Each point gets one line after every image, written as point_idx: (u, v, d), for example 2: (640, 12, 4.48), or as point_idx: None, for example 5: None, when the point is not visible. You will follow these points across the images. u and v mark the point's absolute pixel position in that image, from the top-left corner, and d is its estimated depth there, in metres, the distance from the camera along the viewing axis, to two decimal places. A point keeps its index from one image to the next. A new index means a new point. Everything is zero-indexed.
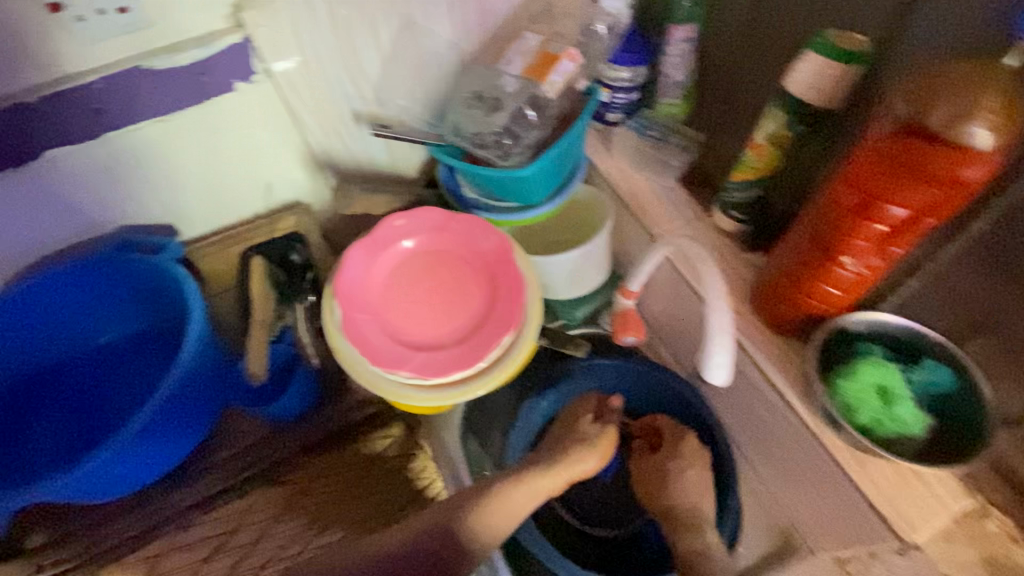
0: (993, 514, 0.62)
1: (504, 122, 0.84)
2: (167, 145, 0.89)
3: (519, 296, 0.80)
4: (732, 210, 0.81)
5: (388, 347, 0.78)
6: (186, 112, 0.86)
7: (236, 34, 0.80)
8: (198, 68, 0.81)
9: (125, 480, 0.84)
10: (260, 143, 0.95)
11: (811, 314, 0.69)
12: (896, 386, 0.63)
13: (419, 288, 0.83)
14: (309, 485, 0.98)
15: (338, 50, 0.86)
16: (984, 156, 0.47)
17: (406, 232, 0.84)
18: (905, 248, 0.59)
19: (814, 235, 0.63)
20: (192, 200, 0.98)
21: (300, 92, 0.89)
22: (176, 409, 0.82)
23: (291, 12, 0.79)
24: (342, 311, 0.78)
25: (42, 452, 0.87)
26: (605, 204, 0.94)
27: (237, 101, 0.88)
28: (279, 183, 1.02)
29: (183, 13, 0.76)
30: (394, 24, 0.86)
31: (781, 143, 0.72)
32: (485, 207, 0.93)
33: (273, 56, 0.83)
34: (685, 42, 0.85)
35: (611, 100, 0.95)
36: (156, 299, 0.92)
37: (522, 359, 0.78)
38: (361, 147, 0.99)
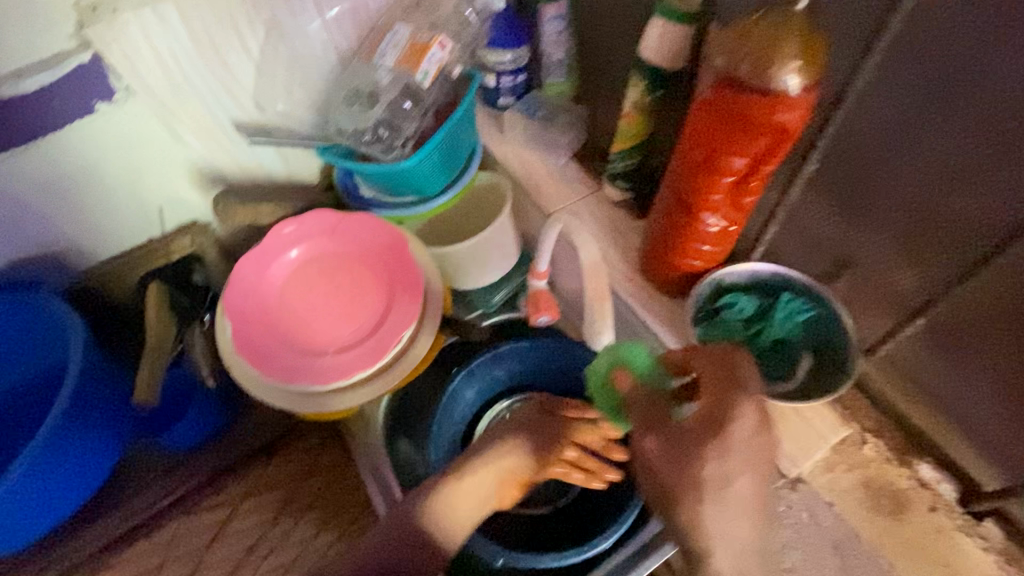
0: (868, 440, 0.66)
1: (381, 115, 0.84)
2: (33, 181, 0.82)
3: (414, 289, 0.78)
4: (618, 180, 0.82)
5: (281, 355, 0.76)
6: (46, 142, 0.79)
7: (86, 51, 0.73)
8: (51, 92, 0.74)
9: (26, 530, 0.82)
10: (140, 166, 0.89)
11: (688, 273, 0.71)
12: (730, 314, 0.69)
13: (316, 294, 0.81)
14: (240, 504, 1.00)
15: (204, 60, 0.79)
16: (795, 102, 0.50)
17: (298, 239, 0.83)
18: (754, 197, 0.61)
19: (675, 194, 0.64)
20: (74, 231, 0.91)
21: (172, 109, 0.83)
22: (71, 451, 0.80)
23: (141, 25, 0.72)
24: (232, 323, 0.77)
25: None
26: (504, 186, 0.94)
27: (104, 125, 0.82)
28: (171, 205, 0.97)
29: (21, 34, 0.69)
30: (260, 28, 0.80)
31: (644, 109, 0.72)
32: (383, 205, 0.91)
33: (131, 73, 0.76)
34: (557, 20, 0.85)
35: (498, 84, 0.95)
36: (46, 339, 0.89)
37: (418, 360, 0.77)
38: (250, 158, 0.95)
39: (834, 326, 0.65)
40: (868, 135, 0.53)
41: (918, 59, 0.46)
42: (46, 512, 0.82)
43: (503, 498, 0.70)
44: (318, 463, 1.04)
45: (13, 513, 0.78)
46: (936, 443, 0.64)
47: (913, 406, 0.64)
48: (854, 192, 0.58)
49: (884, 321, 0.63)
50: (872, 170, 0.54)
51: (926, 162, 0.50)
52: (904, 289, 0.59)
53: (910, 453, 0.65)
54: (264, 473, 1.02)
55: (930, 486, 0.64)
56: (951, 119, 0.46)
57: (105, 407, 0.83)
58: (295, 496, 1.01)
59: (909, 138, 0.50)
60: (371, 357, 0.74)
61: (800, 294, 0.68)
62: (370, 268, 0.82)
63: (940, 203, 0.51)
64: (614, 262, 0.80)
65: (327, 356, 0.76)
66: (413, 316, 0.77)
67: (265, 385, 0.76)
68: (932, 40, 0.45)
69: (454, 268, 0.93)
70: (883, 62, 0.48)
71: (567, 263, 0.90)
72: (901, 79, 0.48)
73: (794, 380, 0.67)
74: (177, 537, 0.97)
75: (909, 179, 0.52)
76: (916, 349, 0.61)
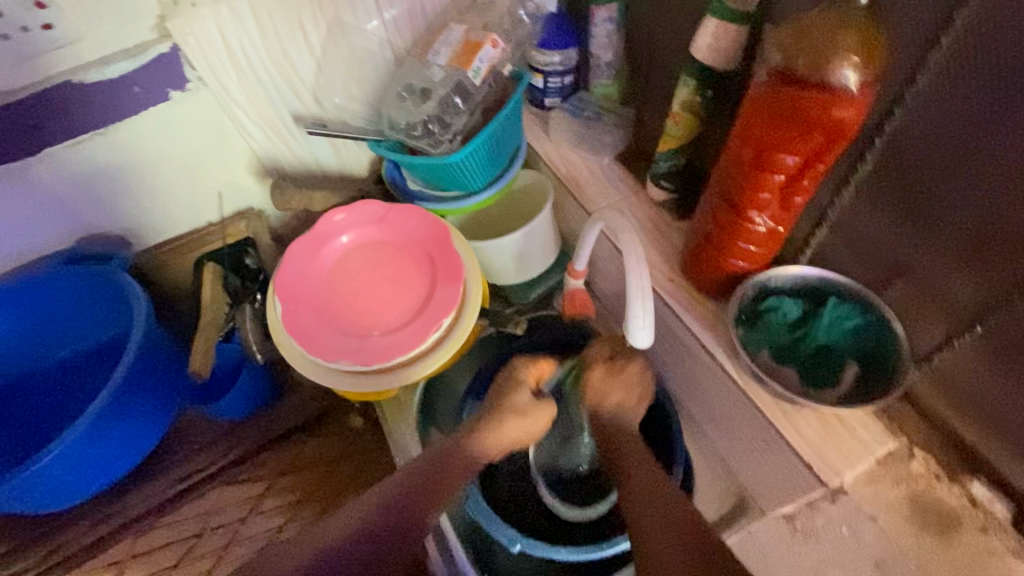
0: (917, 455, 0.64)
1: (432, 110, 0.86)
2: (110, 162, 0.88)
3: (456, 278, 0.80)
4: (662, 181, 0.82)
5: (326, 335, 0.79)
6: (123, 125, 0.85)
7: (166, 42, 0.79)
8: (131, 79, 0.80)
9: (81, 487, 0.87)
10: (205, 153, 0.94)
11: (731, 275, 0.70)
12: (774, 316, 0.68)
13: (361, 279, 0.84)
14: (275, 482, 1.04)
15: (269, 54, 0.84)
16: (853, 98, 0.50)
17: (347, 226, 0.86)
18: (805, 197, 0.60)
19: (722, 193, 0.64)
20: (142, 211, 0.97)
21: (238, 99, 0.88)
22: (128, 413, 0.85)
23: (215, 19, 0.77)
24: (282, 302, 0.80)
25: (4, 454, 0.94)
26: (547, 183, 0.95)
27: (176, 112, 0.87)
28: (230, 191, 1.02)
29: (110, 25, 0.75)
30: (322, 26, 0.85)
31: (693, 108, 0.72)
32: (428, 197, 0.94)
33: (204, 64, 0.81)
34: (607, 22, 0.86)
35: (546, 85, 0.96)
36: (110, 309, 0.96)
37: (456, 348, 0.78)
38: (305, 149, 0.99)
39: (885, 334, 0.63)
40: (928, 138, 0.52)
41: (987, 60, 0.45)
42: (101, 471, 0.87)
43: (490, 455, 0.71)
44: (352, 445, 1.08)
45: (71, 470, 0.83)
46: (993, 463, 0.62)
47: (966, 421, 0.62)
48: (910, 197, 0.56)
49: (939, 331, 0.60)
50: (931, 174, 0.53)
51: (988, 167, 0.49)
52: (961, 299, 0.57)
53: (963, 470, 0.64)
54: (302, 453, 1.07)
55: (982, 505, 0.62)
56: (1016, 122, 0.45)
57: (162, 374, 0.89)
58: (327, 476, 1.05)
59: (972, 141, 0.49)
60: (411, 342, 0.77)
61: (848, 299, 0.66)
62: (414, 257, 0.85)
63: (1003, 209, 0.49)
64: (655, 262, 0.80)
65: (367, 339, 0.79)
66: (453, 304, 0.79)
67: (309, 362, 0.79)
68: (1001, 39, 0.44)
69: (494, 263, 0.94)
70: (946, 60, 0.48)
71: (606, 262, 0.90)
72: (968, 79, 0.47)
73: (838, 389, 0.65)
74: (218, 507, 1.02)
75: (971, 183, 0.51)
76: (972, 362, 0.58)
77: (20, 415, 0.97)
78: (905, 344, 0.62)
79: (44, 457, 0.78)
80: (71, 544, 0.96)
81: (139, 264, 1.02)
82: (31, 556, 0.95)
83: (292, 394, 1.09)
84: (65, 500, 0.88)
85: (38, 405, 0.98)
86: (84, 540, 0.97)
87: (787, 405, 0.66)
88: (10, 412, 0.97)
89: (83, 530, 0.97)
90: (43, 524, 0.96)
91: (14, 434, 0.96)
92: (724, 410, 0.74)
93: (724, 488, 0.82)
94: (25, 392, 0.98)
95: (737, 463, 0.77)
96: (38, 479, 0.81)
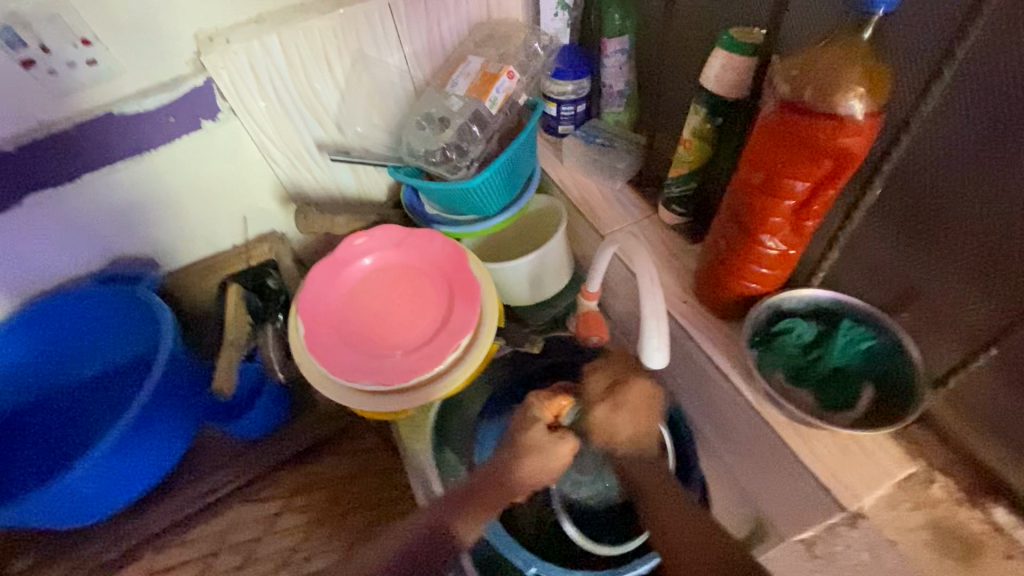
0: (937, 479, 0.64)
1: (450, 138, 0.90)
2: (143, 187, 0.92)
3: (473, 301, 0.82)
4: (673, 206, 0.84)
5: (346, 356, 0.81)
6: (157, 153, 0.89)
7: (200, 76, 0.83)
8: (166, 110, 0.84)
9: (102, 503, 0.89)
10: (232, 179, 0.98)
11: (745, 297, 0.71)
12: (789, 339, 0.68)
13: (380, 302, 0.86)
14: (291, 500, 1.05)
15: (296, 86, 0.88)
16: (860, 127, 0.52)
17: (367, 250, 0.89)
18: (815, 221, 0.61)
19: (733, 217, 0.66)
20: (171, 234, 1.01)
21: (265, 128, 0.92)
22: (150, 430, 0.87)
23: (248, 54, 0.81)
24: (304, 322, 0.82)
25: (30, 470, 0.97)
26: (560, 207, 0.98)
27: (207, 140, 0.91)
28: (254, 215, 1.05)
29: (149, 61, 0.80)
30: (346, 60, 0.89)
31: (704, 136, 0.75)
32: (445, 221, 0.96)
33: (235, 95, 0.85)
34: (619, 53, 0.90)
35: (559, 113, 0.99)
36: (137, 328, 0.99)
37: (472, 368, 0.80)
38: (327, 176, 1.03)
39: (899, 355, 0.64)
40: (936, 164, 0.53)
41: (990, 89, 0.47)
42: (124, 487, 0.89)
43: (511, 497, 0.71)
44: (367, 465, 1.09)
45: (95, 486, 0.85)
46: (1014, 486, 0.61)
47: (983, 442, 0.62)
48: (922, 221, 0.57)
49: (954, 354, 0.61)
50: (941, 197, 0.54)
51: (996, 193, 0.50)
52: (975, 322, 0.57)
53: (984, 496, 0.63)
54: (316, 471, 1.08)
55: (1007, 531, 0.61)
56: (1022, 149, 0.47)
57: (186, 392, 0.92)
58: (345, 498, 1.06)
59: (981, 166, 0.50)
60: (428, 363, 0.78)
61: (863, 322, 0.66)
62: (432, 280, 0.87)
63: (1013, 233, 0.50)
64: (668, 285, 0.81)
65: (385, 360, 0.80)
66: (469, 325, 0.80)
67: (329, 382, 0.81)
68: (1002, 70, 0.46)
69: (509, 285, 0.96)
70: (949, 89, 0.50)
71: (620, 285, 0.91)
72: (972, 108, 0.49)
73: (854, 412, 0.65)
74: (234, 524, 1.03)
75: (980, 207, 0.52)
76: (989, 384, 0.58)
77: (47, 432, 0.99)
78: (921, 367, 0.62)
79: (70, 473, 0.79)
80: (89, 561, 0.97)
81: (166, 286, 1.06)
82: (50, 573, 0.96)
83: (309, 414, 1.10)
84: (88, 516, 0.90)
85: (64, 422, 1.00)
86: (106, 555, 0.98)
87: (803, 427, 0.66)
88: (38, 429, 0.99)
89: (101, 548, 0.98)
90: (62, 541, 0.97)
91: (40, 450, 0.98)
92: (739, 433, 0.74)
93: (741, 512, 0.82)
94: (51, 409, 1.01)
95: (754, 487, 0.76)
96: (63, 495, 0.82)
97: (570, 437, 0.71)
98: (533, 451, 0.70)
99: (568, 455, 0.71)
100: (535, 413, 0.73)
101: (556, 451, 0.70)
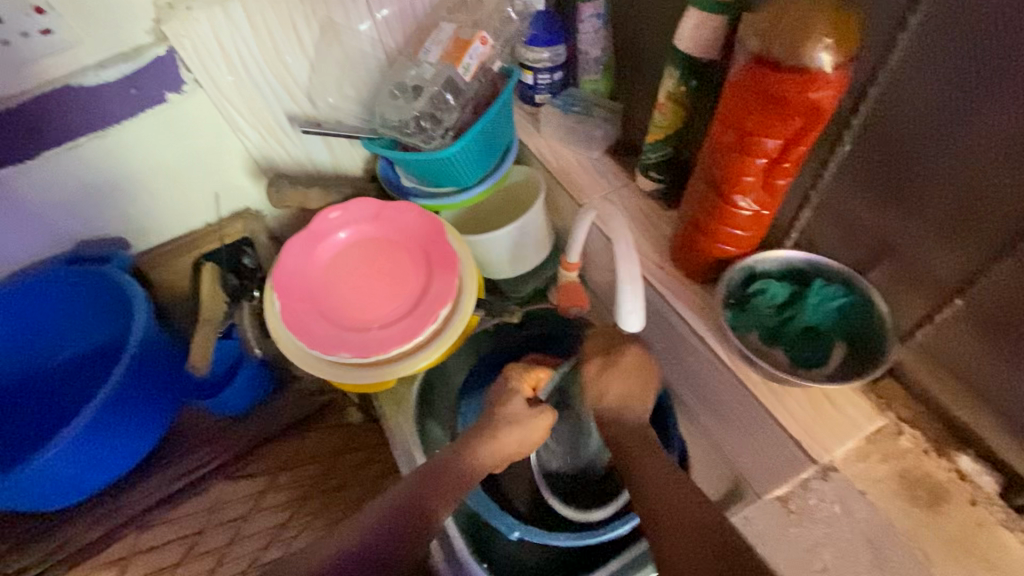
0: (905, 432, 0.66)
1: (423, 107, 0.88)
2: (107, 164, 0.89)
3: (451, 271, 0.81)
4: (650, 171, 0.84)
5: (324, 330, 0.80)
6: (121, 127, 0.86)
7: (162, 46, 0.80)
8: (128, 82, 0.81)
9: (82, 484, 0.88)
10: (201, 155, 0.96)
11: (719, 260, 0.72)
12: (762, 300, 0.69)
13: (357, 275, 0.85)
14: (275, 477, 1.05)
15: (263, 55, 0.86)
16: (829, 80, 0.51)
17: (342, 224, 0.88)
18: (787, 180, 0.62)
19: (707, 179, 0.65)
20: (140, 213, 0.98)
21: (233, 101, 0.89)
22: (127, 410, 0.86)
23: (210, 21, 0.78)
24: (280, 297, 0.81)
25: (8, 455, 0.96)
26: (538, 178, 0.97)
27: (172, 114, 0.88)
28: (226, 192, 1.03)
29: (107, 30, 0.77)
30: (315, 27, 0.86)
31: (679, 99, 0.74)
32: (422, 194, 0.95)
33: (200, 66, 0.83)
34: (594, 18, 0.87)
35: (536, 82, 0.98)
36: (110, 309, 0.97)
37: (452, 339, 0.80)
38: (300, 150, 1.01)
39: (868, 312, 0.65)
40: (905, 117, 0.54)
41: (955, 38, 0.47)
42: (102, 467, 0.88)
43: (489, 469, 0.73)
44: (352, 441, 1.09)
45: (72, 467, 0.84)
46: (979, 436, 0.63)
47: (950, 394, 0.64)
48: (891, 176, 0.58)
49: (921, 308, 0.62)
50: (909, 151, 0.55)
51: (961, 145, 0.50)
52: (941, 275, 0.58)
53: (950, 444, 0.65)
54: (300, 448, 1.08)
55: (971, 478, 0.63)
56: (987, 98, 0.47)
57: (163, 370, 0.91)
58: (329, 474, 1.06)
59: (946, 118, 0.50)
60: (407, 334, 0.78)
61: (834, 281, 0.67)
62: (409, 252, 0.86)
63: (979, 183, 0.51)
64: (645, 251, 0.81)
65: (363, 333, 0.80)
66: (448, 296, 0.80)
67: (308, 357, 0.80)
68: (968, 18, 0.46)
69: (488, 256, 0.95)
70: (916, 41, 0.50)
71: (599, 253, 0.91)
72: (938, 59, 0.49)
73: (826, 368, 0.66)
74: (219, 503, 1.03)
75: (947, 159, 0.52)
76: (955, 335, 0.60)
77: (23, 417, 0.98)
78: (890, 322, 0.63)
79: (46, 454, 0.79)
80: (71, 544, 0.97)
81: (138, 267, 1.03)
82: (33, 557, 0.95)
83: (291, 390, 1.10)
84: (68, 498, 0.89)
85: (41, 407, 0.99)
86: (87, 538, 0.97)
87: (776, 385, 0.67)
88: (13, 414, 0.98)
89: (85, 530, 0.98)
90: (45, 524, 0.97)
91: (16, 435, 0.97)
92: (716, 395, 0.75)
93: (720, 473, 0.83)
94: (25, 394, 0.99)
95: (731, 447, 0.78)
96: (40, 478, 0.81)
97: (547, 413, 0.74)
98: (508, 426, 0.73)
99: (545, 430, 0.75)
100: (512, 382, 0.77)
101: (535, 425, 0.73)
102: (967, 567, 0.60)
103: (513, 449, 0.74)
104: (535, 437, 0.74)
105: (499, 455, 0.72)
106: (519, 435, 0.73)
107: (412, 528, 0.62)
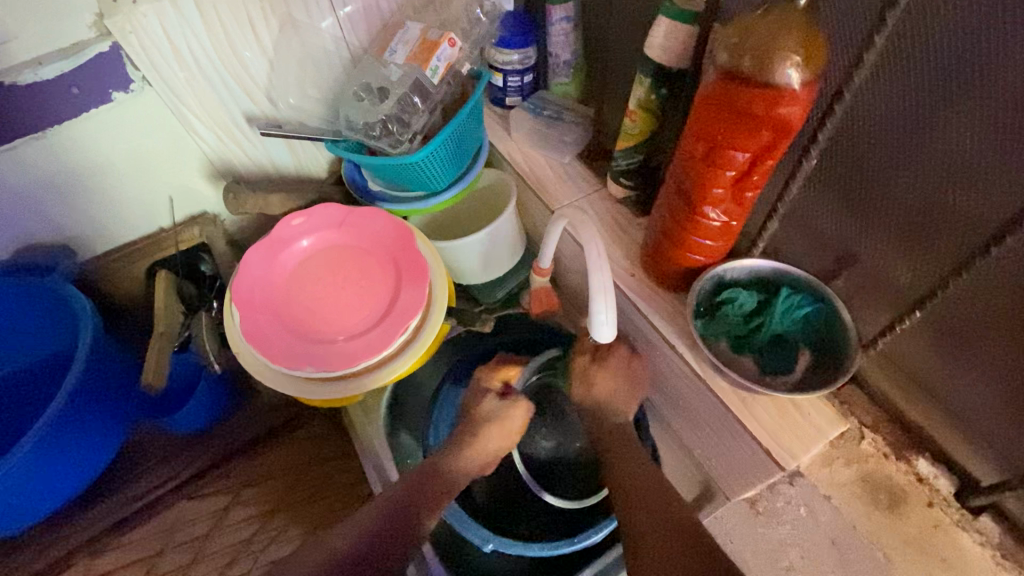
0: (866, 436, 0.68)
1: (390, 110, 0.85)
2: (48, 168, 0.83)
3: (421, 281, 0.79)
4: (621, 178, 0.83)
5: (288, 344, 0.77)
6: (61, 128, 0.80)
7: (105, 41, 0.75)
8: (69, 81, 0.75)
9: (30, 511, 0.83)
10: (153, 157, 0.90)
11: (690, 269, 0.72)
12: (733, 309, 0.69)
13: (323, 285, 0.82)
14: (240, 492, 1.02)
15: (218, 53, 0.81)
16: (796, 97, 0.52)
17: (306, 231, 0.84)
18: (755, 192, 0.62)
19: (678, 189, 0.65)
20: (86, 219, 0.92)
21: (186, 100, 0.84)
22: (76, 430, 0.81)
23: (159, 17, 0.73)
24: (239, 310, 0.78)
25: None
26: (510, 181, 0.95)
27: (119, 114, 0.83)
28: (181, 195, 0.98)
29: (43, 24, 0.71)
30: (273, 24, 0.82)
31: (649, 107, 0.74)
32: (389, 199, 0.92)
33: (148, 63, 0.77)
34: (565, 21, 0.86)
35: (505, 83, 0.96)
36: (55, 322, 0.91)
37: (423, 351, 0.77)
38: (261, 152, 0.96)
39: (833, 320, 0.66)
40: (871, 130, 0.54)
41: (919, 58, 0.48)
42: (49, 492, 0.83)
43: (471, 469, 0.71)
44: (320, 453, 1.06)
45: (19, 493, 0.79)
46: (936, 440, 0.66)
47: (908, 399, 0.66)
48: (856, 189, 0.59)
49: (883, 317, 0.64)
50: (873, 166, 0.56)
51: (922, 162, 0.52)
52: (902, 286, 0.60)
53: (908, 448, 0.67)
54: (266, 460, 1.05)
55: (928, 481, 0.66)
56: (947, 120, 0.48)
57: (115, 386, 0.86)
58: (296, 486, 1.03)
59: (908, 138, 0.52)
60: (376, 347, 0.75)
61: (801, 289, 0.69)
62: (377, 260, 0.83)
63: (939, 200, 0.52)
64: (616, 259, 0.81)
65: (329, 345, 0.77)
66: (418, 306, 0.78)
67: (271, 372, 0.77)
68: (930, 41, 0.46)
69: (458, 262, 0.93)
70: (884, 59, 0.50)
71: (571, 259, 0.90)
72: (902, 78, 0.50)
73: (793, 375, 0.67)
74: (181, 522, 0.99)
75: (910, 173, 0.53)
76: (916, 344, 0.62)
77: None
78: (854, 330, 0.65)
79: None
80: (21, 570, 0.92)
81: (85, 276, 0.97)
82: None
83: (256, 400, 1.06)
84: (15, 525, 0.84)
85: None
86: (35, 566, 0.93)
87: (745, 393, 0.68)
88: None
89: (35, 555, 0.93)
90: None
91: None
92: (688, 403, 0.76)
93: (691, 476, 0.84)
94: None
95: (702, 452, 0.79)
96: None
97: (521, 400, 0.74)
98: (486, 424, 0.72)
99: (522, 418, 0.74)
100: (484, 382, 0.78)
101: (509, 416, 0.73)
102: (926, 567, 0.62)
103: (489, 442, 0.72)
104: (512, 429, 0.74)
105: (475, 453, 0.71)
106: (493, 430, 0.72)
107: (399, 539, 0.61)
